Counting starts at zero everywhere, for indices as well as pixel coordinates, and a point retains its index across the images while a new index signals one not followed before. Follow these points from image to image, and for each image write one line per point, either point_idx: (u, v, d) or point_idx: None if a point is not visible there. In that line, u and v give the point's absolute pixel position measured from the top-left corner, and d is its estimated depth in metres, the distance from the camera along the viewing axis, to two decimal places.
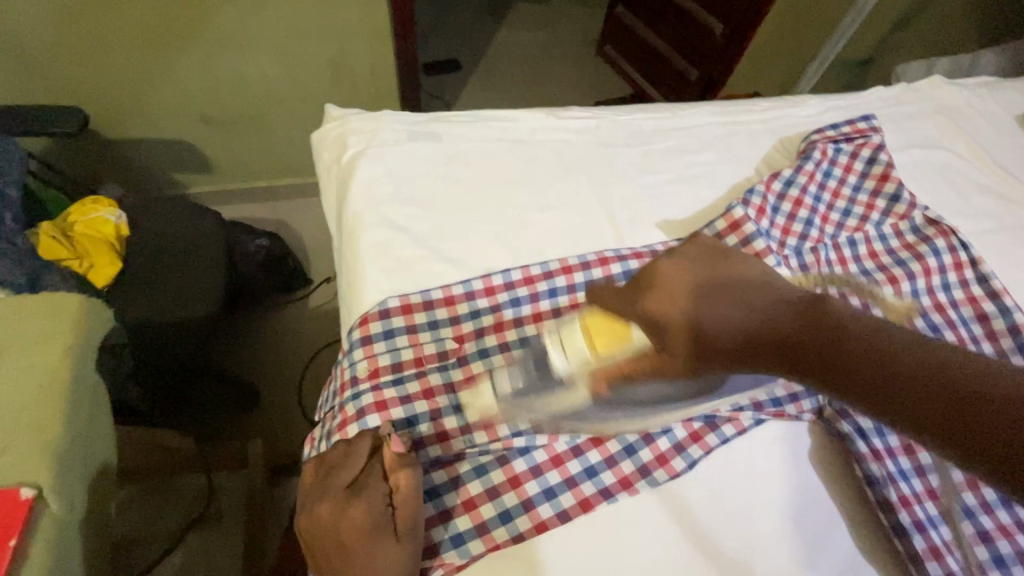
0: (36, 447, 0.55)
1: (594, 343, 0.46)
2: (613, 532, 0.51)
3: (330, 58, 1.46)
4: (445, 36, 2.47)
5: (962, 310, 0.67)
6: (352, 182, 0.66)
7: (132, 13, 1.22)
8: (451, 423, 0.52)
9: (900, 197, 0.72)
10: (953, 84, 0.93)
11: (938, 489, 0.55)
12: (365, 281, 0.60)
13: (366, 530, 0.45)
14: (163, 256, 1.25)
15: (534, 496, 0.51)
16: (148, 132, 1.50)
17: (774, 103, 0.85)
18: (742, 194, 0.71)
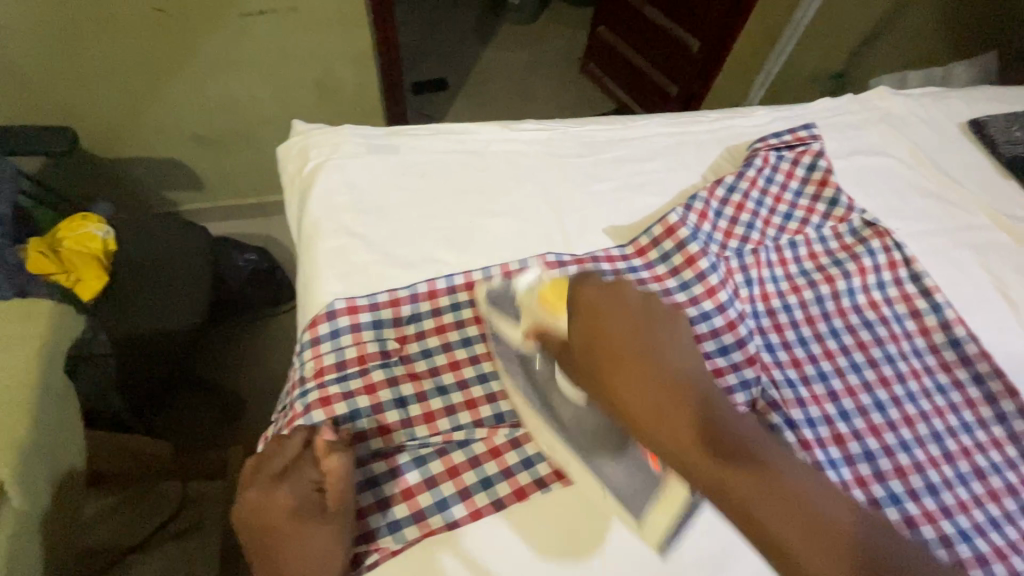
0: (2, 447, 0.57)
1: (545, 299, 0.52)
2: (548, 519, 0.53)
3: (314, 78, 1.51)
4: (433, 56, 2.55)
5: (896, 307, 0.70)
6: (312, 193, 0.70)
7: (120, 38, 1.28)
8: (392, 416, 0.56)
9: (837, 201, 0.76)
10: (898, 94, 0.97)
11: (866, 478, 0.58)
12: (319, 284, 0.64)
13: (292, 513, 0.47)
14: (149, 271, 1.28)
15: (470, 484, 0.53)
16: (139, 151, 1.55)
17: (723, 114, 0.89)
18: (686, 200, 0.75)
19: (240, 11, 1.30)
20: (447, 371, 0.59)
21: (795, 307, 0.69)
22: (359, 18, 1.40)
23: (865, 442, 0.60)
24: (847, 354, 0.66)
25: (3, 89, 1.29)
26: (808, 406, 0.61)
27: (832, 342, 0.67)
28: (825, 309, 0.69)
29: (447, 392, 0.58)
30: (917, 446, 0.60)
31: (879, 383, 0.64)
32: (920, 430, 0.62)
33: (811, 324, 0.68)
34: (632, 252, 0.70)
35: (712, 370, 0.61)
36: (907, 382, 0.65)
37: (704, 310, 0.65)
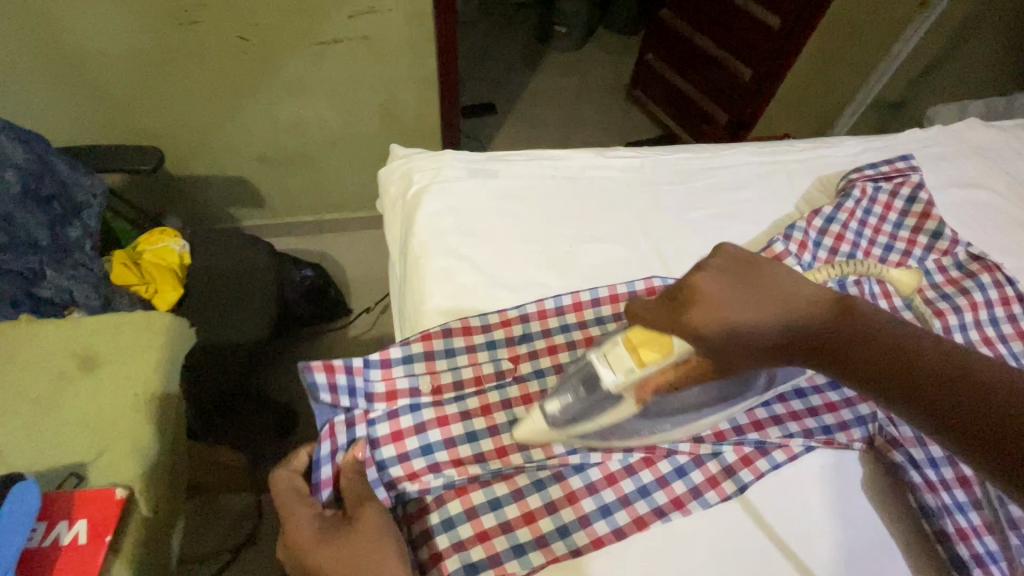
0: (129, 452, 0.59)
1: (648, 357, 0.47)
2: (670, 552, 0.52)
3: (381, 102, 1.57)
4: (482, 82, 2.62)
5: (1011, 345, 0.68)
6: (417, 215, 0.72)
7: (207, 64, 1.36)
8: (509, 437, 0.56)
9: (942, 233, 0.74)
10: (986, 125, 0.95)
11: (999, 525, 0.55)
12: (428, 304, 0.65)
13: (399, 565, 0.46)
14: (219, 285, 1.33)
15: (591, 511, 0.53)
16: (213, 169, 1.63)
17: (810, 144, 0.89)
18: (784, 230, 0.75)
19: (318, 39, 1.37)
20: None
21: None
22: (427, 46, 1.46)
23: None
24: None
25: (97, 108, 1.38)
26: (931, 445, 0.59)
27: None
28: None
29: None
30: None
31: None
32: None
33: None
34: None
35: (824, 404, 0.62)
36: None
37: None
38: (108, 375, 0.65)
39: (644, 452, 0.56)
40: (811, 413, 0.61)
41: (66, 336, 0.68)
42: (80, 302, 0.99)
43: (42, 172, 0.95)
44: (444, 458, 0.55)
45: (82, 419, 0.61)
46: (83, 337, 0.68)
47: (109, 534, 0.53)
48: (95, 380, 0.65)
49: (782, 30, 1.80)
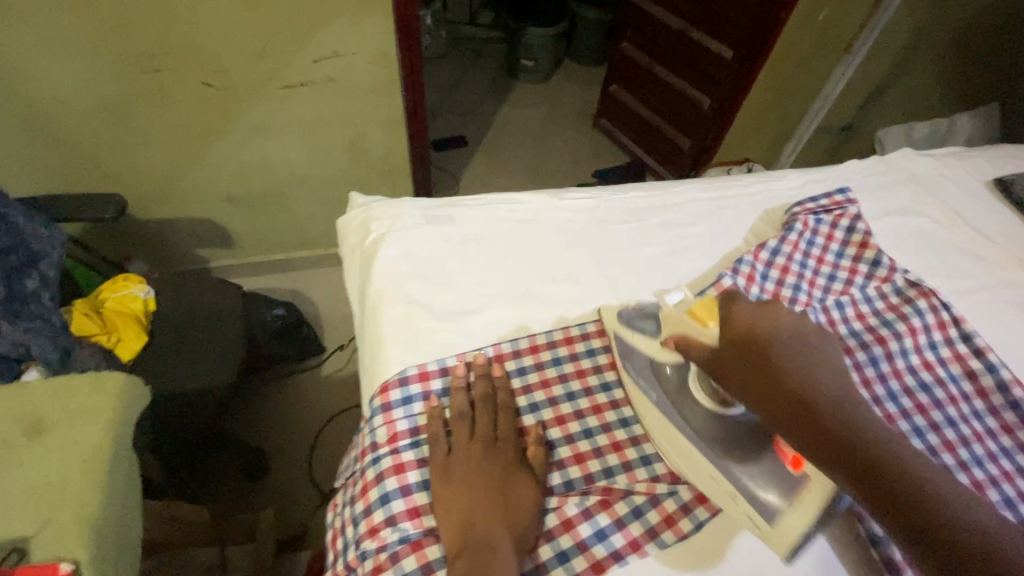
0: (77, 521, 0.57)
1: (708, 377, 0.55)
2: None
3: (350, 141, 1.59)
4: (452, 115, 2.67)
5: (950, 367, 0.71)
6: (374, 263, 0.73)
7: (172, 109, 1.36)
8: None
9: (880, 261, 0.78)
10: (920, 154, 1.01)
11: None
12: (385, 352, 0.65)
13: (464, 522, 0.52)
14: (184, 331, 1.31)
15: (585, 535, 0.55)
16: (178, 211, 1.61)
17: (756, 177, 0.93)
18: (732, 263, 0.77)
19: (282, 82, 1.39)
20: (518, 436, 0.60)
21: (850, 368, 0.70)
22: (392, 86, 1.49)
23: None
24: (907, 417, 0.66)
25: (58, 156, 1.36)
26: None
27: (892, 405, 0.67)
28: (880, 371, 0.70)
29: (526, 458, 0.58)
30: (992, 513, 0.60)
31: (944, 447, 0.64)
32: (992, 496, 0.61)
33: (868, 386, 0.68)
34: None
35: None
36: (971, 446, 0.65)
37: None
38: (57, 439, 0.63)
39: (601, 494, 0.57)
40: None
41: (13, 400, 0.66)
42: (38, 358, 0.94)
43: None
44: (400, 509, 0.54)
45: (28, 488, 0.59)
46: (31, 400, 0.66)
47: None
48: (43, 446, 0.63)
49: (735, 60, 1.89)
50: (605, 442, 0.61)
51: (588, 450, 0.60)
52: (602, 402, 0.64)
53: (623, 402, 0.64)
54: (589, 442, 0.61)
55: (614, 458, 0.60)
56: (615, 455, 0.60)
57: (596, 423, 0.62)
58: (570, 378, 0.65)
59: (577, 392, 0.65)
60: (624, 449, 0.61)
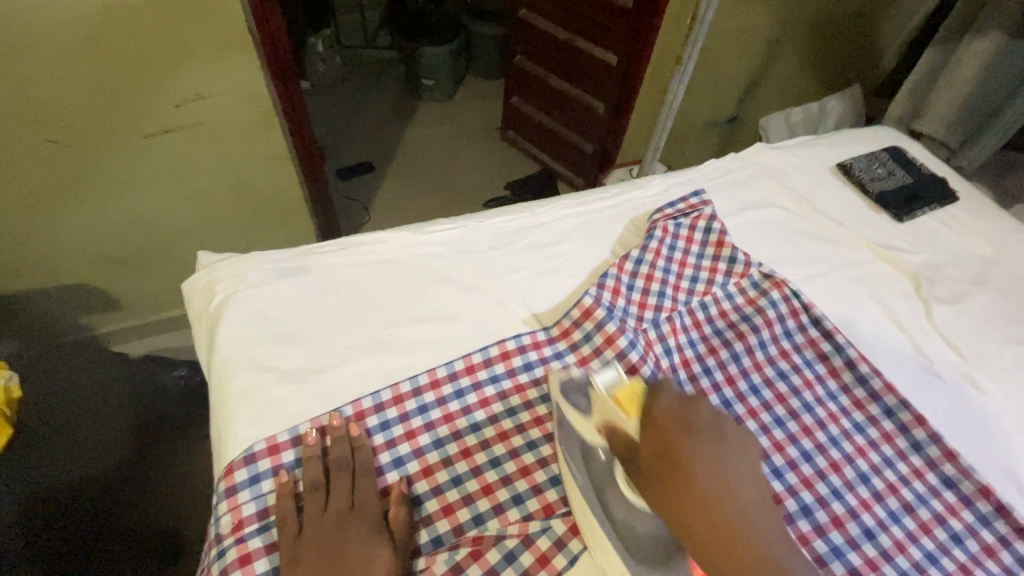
0: None
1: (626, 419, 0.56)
2: None
3: (232, 185, 1.50)
4: (356, 142, 2.60)
5: (804, 353, 0.74)
6: (220, 329, 0.68)
7: (12, 173, 1.23)
8: None
9: (735, 258, 0.81)
10: (773, 147, 1.07)
11: (809, 533, 0.59)
12: (232, 429, 0.60)
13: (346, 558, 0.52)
14: (63, 408, 1.16)
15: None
16: (43, 281, 1.46)
17: (623, 187, 0.95)
18: (598, 279, 0.78)
19: (142, 132, 1.28)
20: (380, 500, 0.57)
21: (714, 368, 0.72)
22: (270, 125, 1.41)
23: (800, 497, 0.62)
24: (768, 409, 0.69)
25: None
26: None
27: (754, 399, 0.69)
28: (742, 366, 0.72)
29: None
30: (847, 491, 0.63)
31: (803, 433, 0.67)
32: (848, 474, 0.65)
33: (732, 384, 0.71)
34: (557, 336, 0.72)
35: None
36: (827, 428, 0.68)
37: None
38: None
39: (471, 545, 0.55)
40: None
41: None
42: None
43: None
44: None
45: None
46: None
47: None
48: None
49: (621, 65, 1.95)
50: (475, 487, 0.59)
51: (457, 500, 0.58)
52: (472, 444, 0.62)
53: (494, 439, 0.63)
54: (457, 490, 0.59)
55: (485, 502, 0.58)
56: (486, 500, 0.58)
57: (466, 469, 0.60)
58: (439, 424, 0.63)
59: (445, 438, 0.62)
60: (496, 492, 0.59)
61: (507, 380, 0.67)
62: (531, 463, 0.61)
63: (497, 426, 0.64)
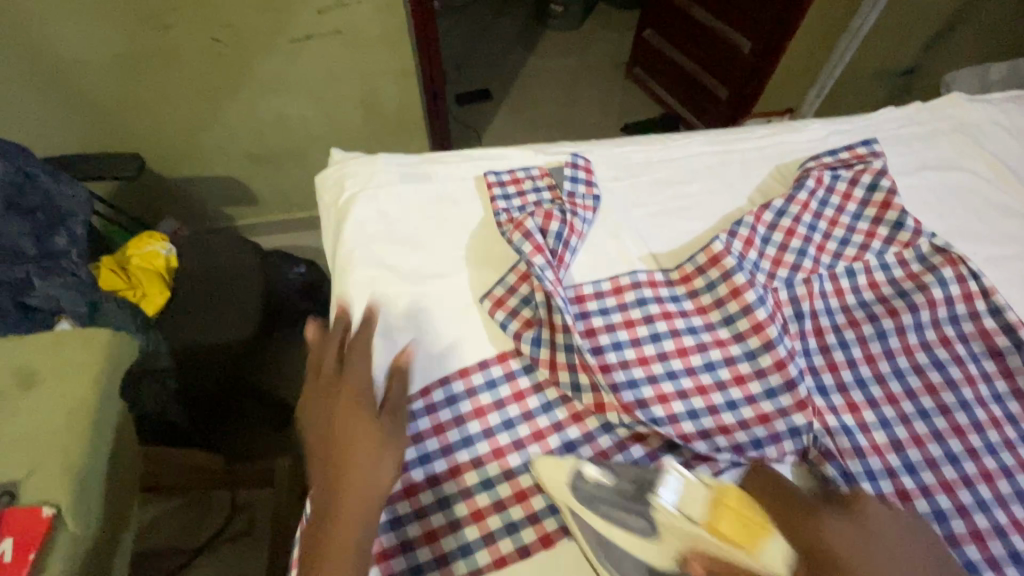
0: (61, 469, 0.60)
1: (723, 520, 0.47)
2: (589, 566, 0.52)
3: (360, 97, 1.55)
4: (478, 67, 2.56)
5: (971, 344, 0.63)
6: (348, 222, 0.71)
7: (180, 67, 1.35)
8: (417, 476, 0.56)
9: (903, 224, 0.69)
10: (973, 100, 0.88)
11: (938, 540, 0.52)
12: (352, 315, 0.64)
13: None
14: (206, 285, 1.36)
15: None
16: (200, 170, 1.64)
17: (773, 129, 0.84)
18: (730, 225, 0.71)
19: (288, 36, 1.35)
20: (472, 419, 0.58)
21: (852, 342, 0.63)
22: (403, 40, 1.42)
23: (933, 500, 0.54)
24: (912, 398, 0.60)
25: (81, 115, 1.40)
26: (868, 458, 0.56)
27: (896, 385, 0.60)
28: (888, 346, 0.63)
29: (473, 441, 0.57)
30: (998, 507, 0.54)
31: (952, 433, 0.58)
32: (1002, 488, 0.55)
33: (871, 363, 0.62)
34: (676, 280, 0.67)
35: (756, 415, 0.58)
36: (985, 433, 0.58)
37: (749, 348, 0.62)
38: (49, 387, 0.66)
39: None
40: (741, 427, 0.57)
41: (8, 354, 0.68)
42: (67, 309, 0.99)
43: (24, 184, 0.98)
44: None
45: (20, 437, 0.62)
46: (26, 353, 0.68)
47: (33, 551, 0.54)
48: (34, 397, 0.65)
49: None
50: (564, 414, 0.59)
51: (546, 426, 0.59)
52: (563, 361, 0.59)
53: (579, 367, 0.58)
54: (547, 418, 0.59)
55: (575, 429, 0.58)
56: (576, 427, 0.59)
57: (555, 396, 0.60)
58: (540, 344, 0.60)
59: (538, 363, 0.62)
60: (585, 420, 0.59)
61: (617, 315, 0.64)
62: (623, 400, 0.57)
63: (600, 357, 0.61)
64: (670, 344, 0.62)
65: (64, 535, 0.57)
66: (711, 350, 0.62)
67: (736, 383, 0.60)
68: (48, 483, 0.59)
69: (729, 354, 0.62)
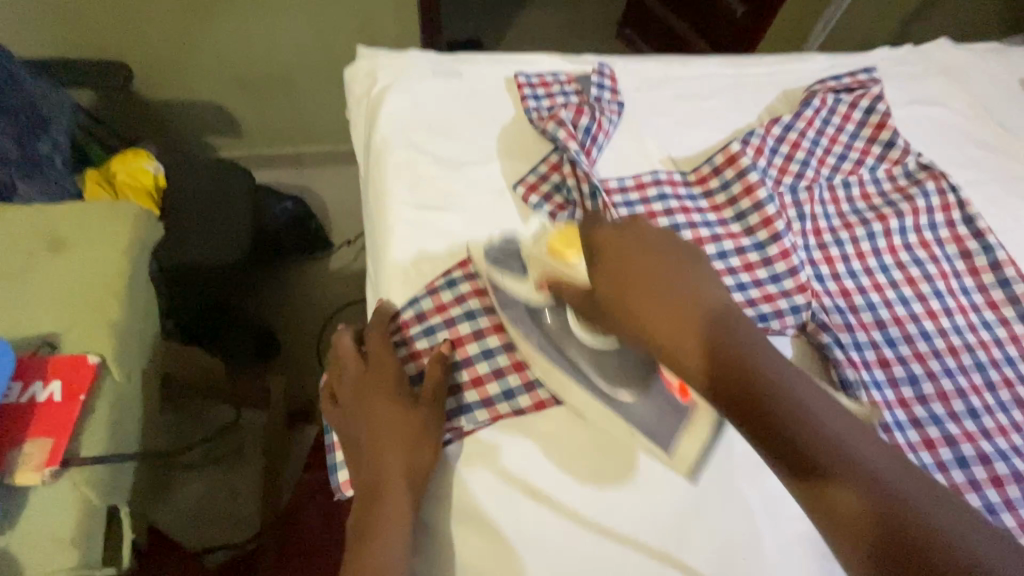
0: (100, 326, 0.61)
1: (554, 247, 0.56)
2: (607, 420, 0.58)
3: (357, 25, 1.50)
4: (470, 13, 2.42)
5: (946, 247, 0.71)
6: (381, 110, 0.72)
7: None
8: (465, 330, 0.60)
9: (894, 143, 0.76)
10: (957, 47, 0.96)
11: (909, 400, 0.61)
12: (391, 194, 0.67)
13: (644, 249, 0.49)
14: (197, 208, 1.33)
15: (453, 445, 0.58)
16: (184, 92, 1.56)
17: (780, 59, 0.89)
18: (743, 136, 0.76)
19: None
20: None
21: (846, 242, 0.70)
22: None
23: (909, 367, 0.63)
24: (895, 288, 0.68)
25: (58, 19, 1.31)
26: (857, 332, 0.64)
27: (882, 277, 0.68)
28: (877, 246, 0.71)
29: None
30: (961, 373, 0.63)
31: (926, 315, 0.66)
32: (965, 359, 0.64)
33: (862, 259, 0.69)
34: (693, 182, 0.72)
35: (762, 295, 0.64)
36: (954, 317, 0.67)
37: (758, 240, 0.67)
38: (76, 258, 0.65)
39: None
40: (751, 304, 0.64)
41: (30, 222, 0.67)
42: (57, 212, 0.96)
43: (6, 87, 0.93)
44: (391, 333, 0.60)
45: (53, 296, 0.62)
46: (50, 222, 0.68)
47: (82, 394, 0.56)
48: (65, 261, 0.65)
49: None
50: None
51: None
52: None
53: None
54: None
55: None
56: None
57: None
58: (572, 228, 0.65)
59: None
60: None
61: (641, 206, 0.68)
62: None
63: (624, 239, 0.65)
64: (688, 234, 0.67)
65: (108, 385, 0.59)
66: (724, 240, 0.68)
67: (746, 269, 0.66)
68: (88, 339, 0.60)
69: (740, 245, 0.67)
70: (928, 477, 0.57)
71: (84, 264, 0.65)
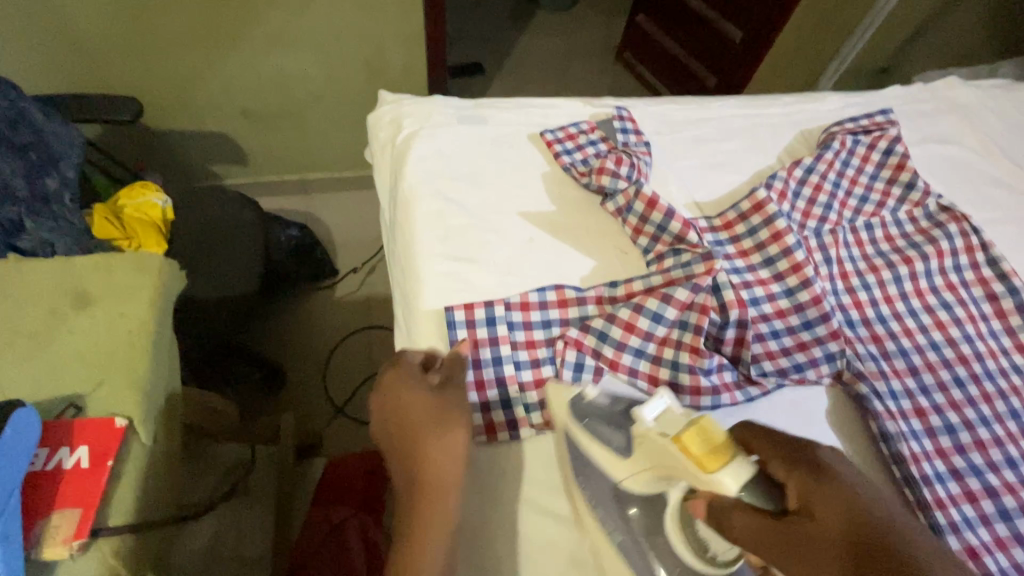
0: (127, 386, 0.60)
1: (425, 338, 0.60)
2: None
3: (365, 56, 1.46)
4: (468, 40, 2.41)
5: (972, 290, 0.72)
6: (407, 158, 0.72)
7: (178, 13, 1.24)
8: (548, 370, 0.60)
9: (914, 185, 0.77)
10: (967, 84, 0.97)
11: (948, 449, 0.60)
12: (419, 244, 0.67)
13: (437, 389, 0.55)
14: (204, 243, 1.27)
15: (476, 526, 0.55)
16: (188, 124, 1.51)
17: (796, 98, 0.91)
18: (765, 179, 0.76)
19: None
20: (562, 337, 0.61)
21: (873, 286, 0.71)
22: None
23: (945, 416, 0.62)
24: (925, 333, 0.68)
25: (56, 55, 1.25)
26: (891, 380, 0.64)
27: (911, 321, 0.69)
28: (903, 290, 0.71)
29: (583, 358, 0.60)
30: (996, 422, 0.62)
31: (958, 361, 0.66)
32: (999, 408, 0.63)
33: (889, 303, 0.70)
34: (718, 227, 0.72)
35: (795, 343, 0.65)
36: (985, 361, 0.66)
37: (787, 286, 0.67)
38: (100, 312, 0.65)
39: (649, 378, 0.61)
40: (784, 354, 0.64)
41: (56, 277, 0.66)
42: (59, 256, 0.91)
43: (17, 119, 0.89)
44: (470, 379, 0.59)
45: (84, 354, 0.61)
46: (75, 275, 0.67)
47: (110, 459, 0.55)
48: (90, 316, 0.64)
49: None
50: (619, 332, 0.60)
51: (642, 329, 0.60)
52: (637, 289, 0.64)
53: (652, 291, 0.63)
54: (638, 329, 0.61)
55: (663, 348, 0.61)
56: (659, 347, 0.61)
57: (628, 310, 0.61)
58: (649, 258, 0.67)
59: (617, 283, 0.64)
60: (667, 344, 0.61)
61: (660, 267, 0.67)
62: (710, 306, 0.61)
63: (664, 275, 0.64)
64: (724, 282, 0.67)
65: (136, 448, 0.58)
66: (755, 287, 0.67)
67: (778, 316, 0.66)
68: (120, 401, 0.59)
69: (770, 291, 0.67)
70: (971, 532, 0.56)
71: (114, 319, 0.64)
